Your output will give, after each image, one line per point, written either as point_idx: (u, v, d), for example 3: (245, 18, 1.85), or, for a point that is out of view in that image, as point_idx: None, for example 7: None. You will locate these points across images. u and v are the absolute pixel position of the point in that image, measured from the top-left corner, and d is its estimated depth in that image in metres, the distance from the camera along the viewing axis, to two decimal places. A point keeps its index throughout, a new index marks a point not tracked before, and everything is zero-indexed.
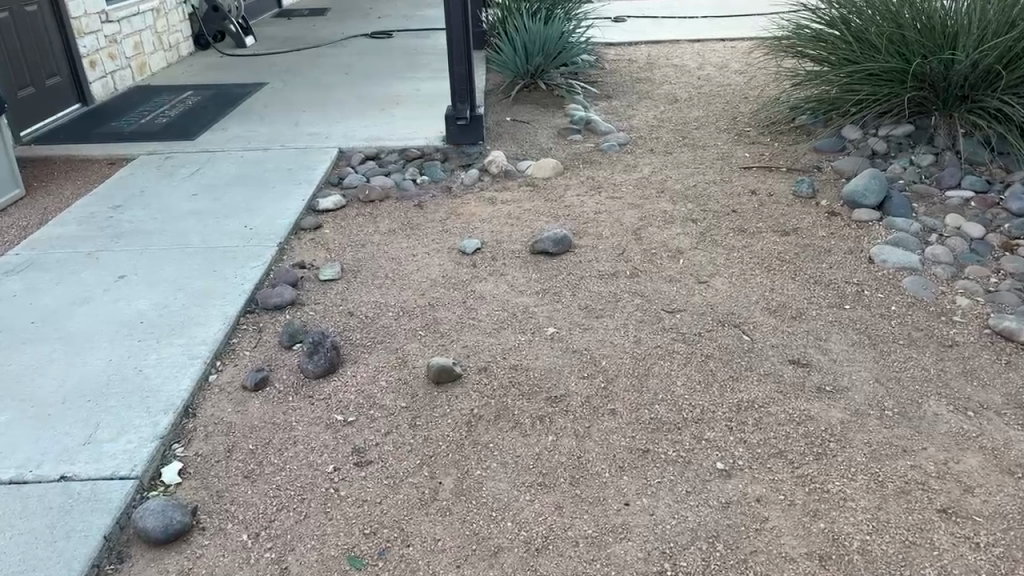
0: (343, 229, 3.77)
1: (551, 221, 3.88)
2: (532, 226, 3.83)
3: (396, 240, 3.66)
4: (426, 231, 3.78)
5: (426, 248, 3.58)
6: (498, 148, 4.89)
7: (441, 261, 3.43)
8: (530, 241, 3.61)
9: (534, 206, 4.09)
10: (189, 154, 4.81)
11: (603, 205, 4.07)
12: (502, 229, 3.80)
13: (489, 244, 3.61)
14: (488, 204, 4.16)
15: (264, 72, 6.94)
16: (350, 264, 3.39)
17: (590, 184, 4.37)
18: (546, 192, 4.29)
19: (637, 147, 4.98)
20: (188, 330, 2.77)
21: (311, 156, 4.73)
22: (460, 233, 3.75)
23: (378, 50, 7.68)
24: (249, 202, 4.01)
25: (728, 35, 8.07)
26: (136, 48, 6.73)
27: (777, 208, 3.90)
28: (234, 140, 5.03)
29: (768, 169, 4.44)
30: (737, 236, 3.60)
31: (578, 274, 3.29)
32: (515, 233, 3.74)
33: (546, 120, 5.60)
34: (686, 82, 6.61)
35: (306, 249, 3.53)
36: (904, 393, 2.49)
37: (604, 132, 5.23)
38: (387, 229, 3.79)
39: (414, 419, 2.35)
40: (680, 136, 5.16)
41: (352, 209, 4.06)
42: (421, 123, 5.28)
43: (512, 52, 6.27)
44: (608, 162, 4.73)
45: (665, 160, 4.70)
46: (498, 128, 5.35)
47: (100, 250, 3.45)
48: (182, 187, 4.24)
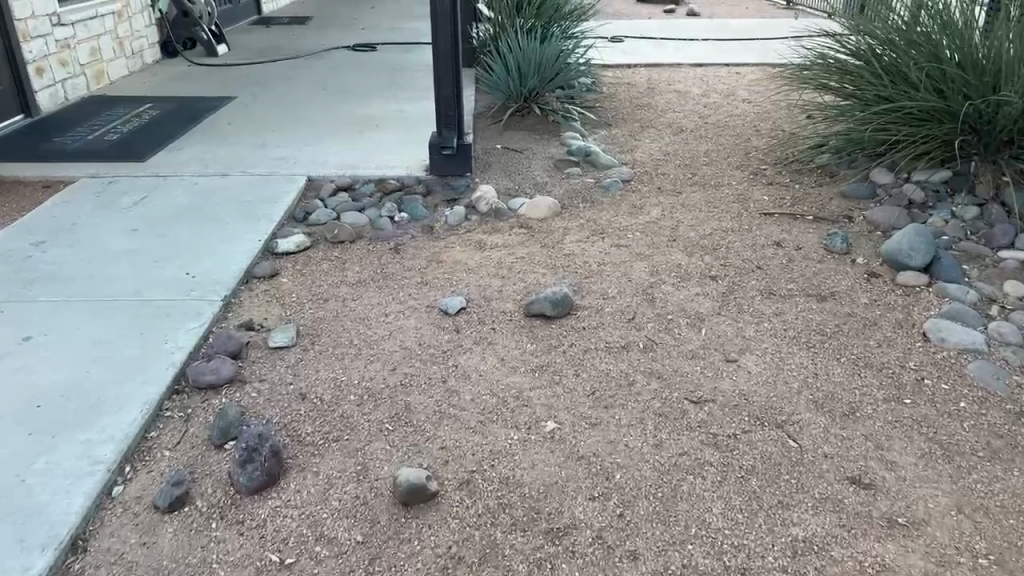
0: (304, 280, 3.20)
1: (547, 275, 3.33)
2: (525, 280, 3.29)
3: (363, 295, 3.09)
4: (401, 284, 3.21)
5: (398, 307, 3.01)
6: (488, 182, 4.35)
7: (417, 324, 2.87)
8: (524, 300, 3.06)
9: (528, 254, 3.55)
10: (136, 179, 4.24)
11: (608, 254, 3.53)
12: (490, 283, 3.25)
13: (475, 301, 3.06)
14: (474, 248, 3.60)
15: (234, 85, 6.37)
16: (308, 326, 2.84)
17: (592, 227, 3.83)
18: (542, 236, 3.75)
19: (643, 183, 4.46)
20: (95, 420, 2.21)
21: (274, 184, 4.17)
22: (441, 287, 3.19)
23: (359, 64, 7.14)
24: (197, 241, 3.44)
25: (732, 60, 7.61)
26: (92, 55, 6.14)
27: (808, 265, 3.39)
28: (190, 164, 4.46)
29: (793, 216, 3.94)
30: (765, 301, 3.08)
31: (582, 345, 2.75)
32: (506, 289, 3.18)
33: (541, 149, 5.08)
34: (691, 110, 6.12)
35: (258, 305, 2.97)
36: (998, 531, 1.96)
37: (605, 166, 4.72)
38: (353, 280, 3.22)
39: (373, 563, 1.80)
40: (690, 172, 4.65)
41: (316, 251, 3.50)
42: (403, 149, 4.73)
43: (503, 72, 5.75)
44: (610, 201, 4.18)
45: (676, 200, 4.19)
46: (488, 157, 4.82)
47: (8, 301, 2.88)
48: (122, 220, 3.67)
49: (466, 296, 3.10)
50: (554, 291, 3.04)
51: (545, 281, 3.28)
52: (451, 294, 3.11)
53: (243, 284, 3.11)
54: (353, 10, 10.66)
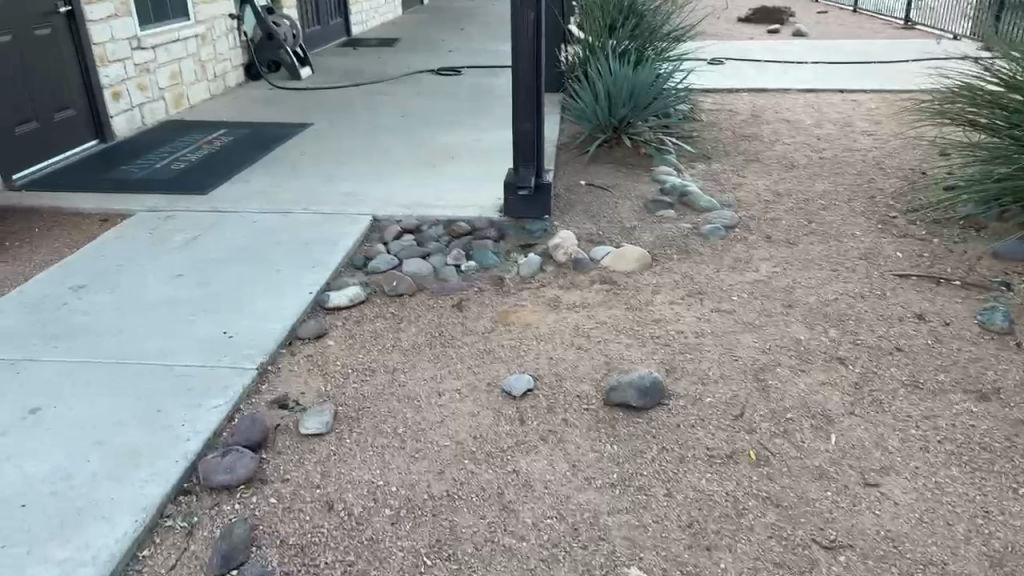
0: (351, 343, 2.79)
1: (633, 347, 2.81)
2: (605, 352, 2.77)
3: (416, 367, 2.64)
4: (461, 353, 2.76)
5: (454, 383, 2.54)
6: (569, 227, 3.87)
7: (477, 408, 2.41)
8: (605, 381, 2.55)
9: (612, 316, 3.02)
10: (193, 214, 3.97)
11: (709, 322, 2.98)
12: (565, 354, 2.74)
13: (546, 381, 2.56)
14: (549, 307, 3.11)
15: (311, 111, 6.13)
16: (349, 405, 2.42)
17: (688, 284, 3.28)
18: (628, 293, 3.22)
19: (748, 230, 3.87)
20: (83, 530, 1.85)
21: (334, 224, 3.81)
22: (507, 358, 2.72)
23: (441, 89, 6.82)
24: (241, 291, 3.10)
25: (847, 85, 6.89)
26: (172, 78, 6.02)
27: (961, 348, 2.77)
28: (251, 197, 4.17)
29: (935, 279, 3.31)
30: (908, 401, 2.48)
31: (677, 450, 2.23)
32: (584, 364, 2.67)
33: (632, 186, 4.58)
34: (802, 142, 5.47)
35: (296, 376, 2.57)
36: None
37: (705, 209, 4.11)
38: (407, 346, 2.79)
39: None
40: (805, 218, 4.03)
41: (370, 306, 3.08)
42: (478, 185, 4.31)
43: (592, 100, 5.28)
44: (709, 251, 3.61)
45: (789, 253, 3.60)
46: (571, 196, 4.35)
47: (28, 360, 2.59)
48: (169, 261, 3.38)
49: (536, 374, 2.61)
50: (643, 373, 2.51)
51: (632, 354, 2.75)
52: (518, 371, 2.63)
53: (283, 347, 2.73)
54: (441, 31, 10.43)
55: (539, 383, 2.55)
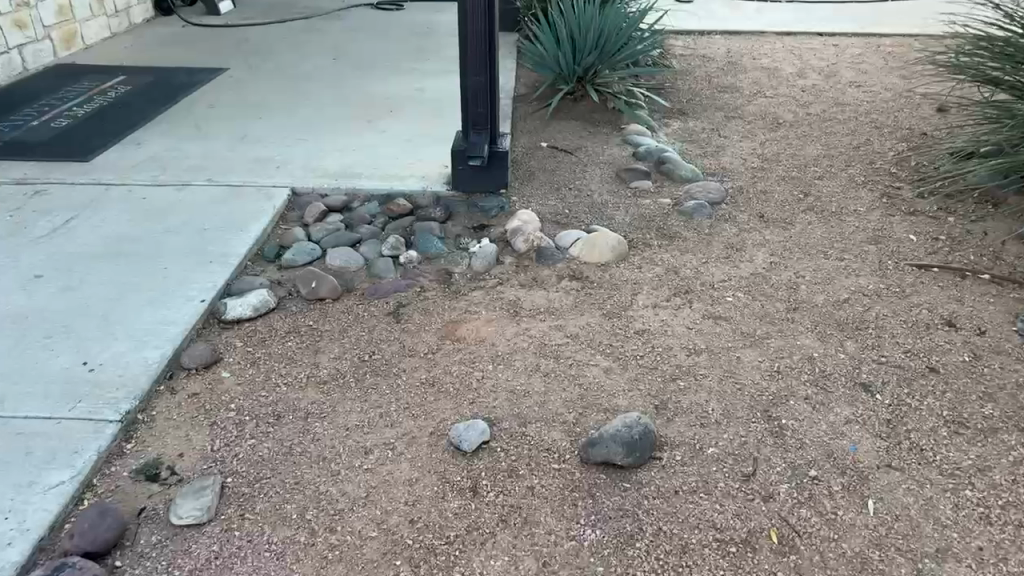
0: (253, 377, 2.18)
1: (613, 371, 2.24)
2: (577, 379, 2.20)
3: (335, 411, 2.05)
4: (394, 385, 2.16)
5: (384, 437, 1.97)
6: (528, 204, 3.26)
7: (417, 474, 1.85)
8: (580, 427, 1.99)
9: (584, 325, 2.46)
10: (69, 189, 3.24)
11: (703, 334, 2.43)
12: (527, 383, 2.18)
13: (503, 428, 2.00)
14: (507, 313, 2.52)
15: (229, 54, 5.30)
16: (245, 475, 1.83)
17: (673, 281, 2.73)
18: (602, 293, 2.65)
19: (736, 206, 3.32)
20: None
21: (243, 201, 3.13)
22: (453, 391, 2.14)
23: (381, 28, 6.02)
24: (115, 300, 2.44)
25: (828, 29, 6.31)
26: (60, 14, 5.12)
27: (1006, 368, 2.28)
28: (143, 166, 3.45)
29: (959, 271, 2.81)
30: (955, 445, 2.00)
31: (679, 533, 1.70)
32: (553, 400, 2.11)
33: (601, 149, 3.97)
34: (786, 94, 4.90)
35: (175, 431, 1.97)
36: None
37: (687, 179, 3.55)
38: (326, 377, 2.19)
39: None
40: (800, 190, 3.49)
41: (282, 317, 2.46)
42: (420, 149, 3.64)
43: (553, 45, 4.59)
44: (695, 236, 3.06)
45: (788, 236, 3.06)
46: (530, 163, 3.73)
47: None
48: (27, 257, 2.69)
49: (489, 416, 2.04)
50: (629, 419, 1.96)
51: (610, 381, 2.20)
52: (468, 412, 2.06)
53: (163, 386, 2.12)
54: None
55: (494, 431, 1.99)
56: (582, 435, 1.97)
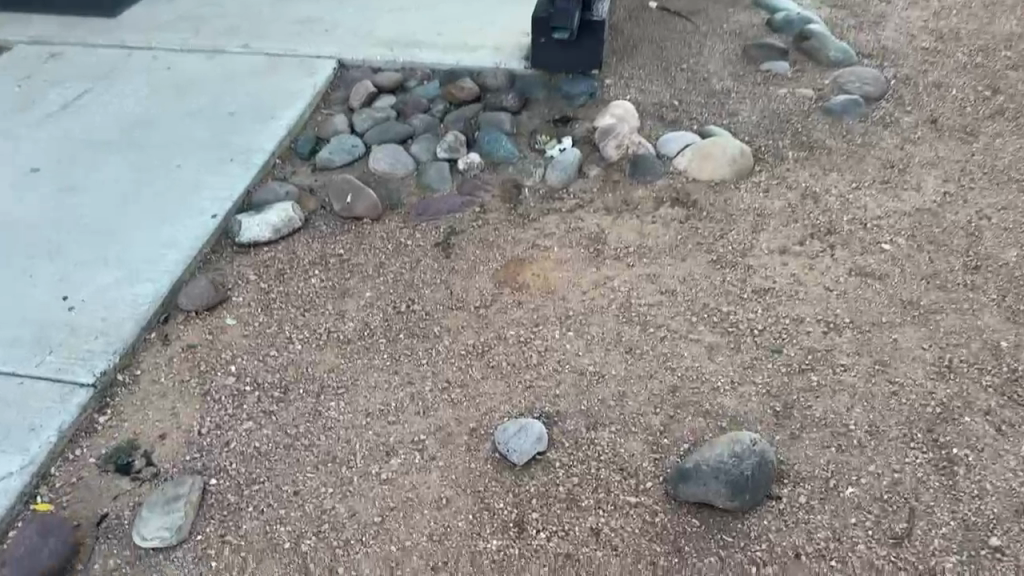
0: (262, 327, 1.76)
1: (717, 352, 1.69)
2: (670, 360, 1.67)
3: (354, 386, 1.61)
4: (432, 354, 1.68)
5: (412, 432, 1.52)
6: (627, 92, 2.60)
7: (451, 493, 1.43)
8: (668, 444, 1.51)
9: (685, 276, 1.89)
10: (86, 52, 2.77)
11: (844, 303, 1.84)
12: (603, 360, 1.67)
13: (567, 432, 1.52)
14: (587, 252, 1.96)
15: None
16: (233, 476, 1.45)
17: (808, 217, 2.10)
18: (713, 227, 2.05)
19: (898, 105, 2.55)
20: None
21: (278, 75, 2.59)
22: (506, 368, 1.65)
23: None
24: (113, 210, 2.03)
25: None
26: None
27: None
28: (172, 24, 2.93)
29: None
30: None
31: None
32: (638, 394, 1.60)
33: (726, 13, 3.16)
34: None
35: (158, 400, 1.59)
36: None
37: (837, 62, 2.76)
38: (350, 334, 1.74)
39: None
40: (986, 85, 2.67)
41: (307, 242, 1.99)
42: (496, 11, 2.96)
43: None
44: (841, 147, 2.36)
45: (969, 154, 2.32)
46: (634, 31, 2.99)
47: None
48: (25, 145, 2.28)
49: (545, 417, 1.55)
50: (727, 447, 1.42)
51: (714, 367, 1.66)
52: (524, 402, 1.58)
53: (153, 334, 1.73)
54: None
55: (554, 434, 1.52)
56: (669, 460, 1.47)
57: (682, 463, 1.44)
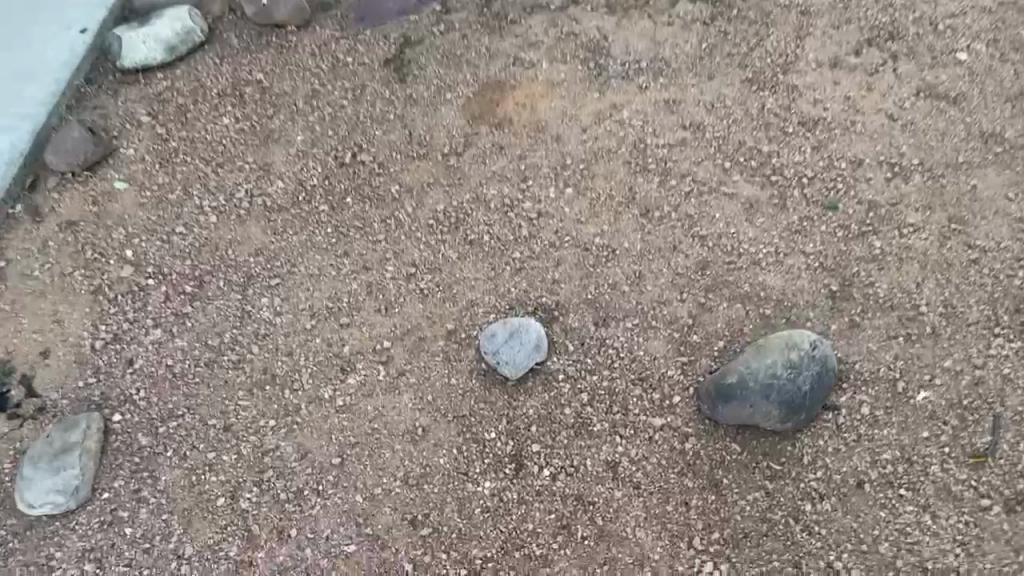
0: (163, 193, 1.33)
1: (754, 211, 1.33)
2: (697, 224, 1.30)
3: (293, 277, 1.24)
4: (390, 227, 1.29)
5: (373, 338, 1.18)
6: None
7: (428, 421, 1.12)
8: (697, 343, 1.20)
9: (711, 102, 1.42)
10: None
11: (911, 137, 1.40)
12: (611, 227, 1.29)
13: (570, 332, 1.20)
14: (586, 69, 1.45)
15: None
16: (143, 409, 1.12)
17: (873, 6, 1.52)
18: (749, 30, 1.50)
19: None
20: None
21: None
22: (489, 245, 1.28)
23: None
24: None
25: None
26: None
27: None
28: None
29: None
30: None
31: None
32: (659, 275, 1.25)
33: None
34: None
35: (33, 302, 1.22)
36: None
37: None
38: (280, 200, 1.32)
39: None
40: None
41: (211, 62, 1.47)
42: None
43: None
44: None
45: None
46: None
47: None
48: None
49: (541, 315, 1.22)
50: (787, 359, 1.09)
51: (754, 234, 1.30)
52: (514, 294, 1.23)
53: (20, 208, 1.33)
54: None
55: (554, 335, 1.19)
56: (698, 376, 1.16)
57: (720, 374, 1.12)
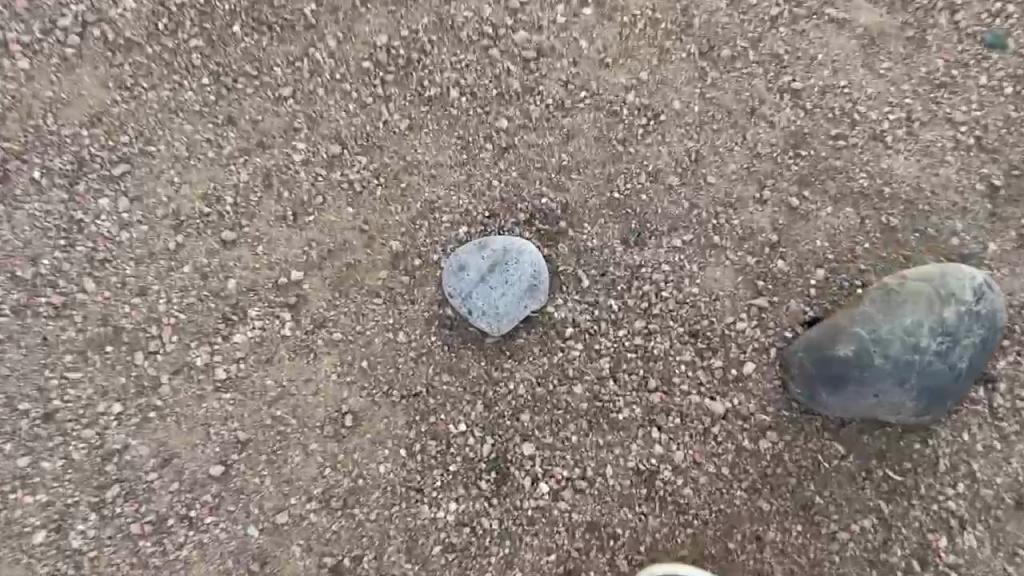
0: None
1: (880, 45, 0.81)
2: (788, 67, 0.81)
3: (148, 164, 0.78)
4: (301, 77, 0.79)
5: (274, 270, 0.76)
6: None
7: (362, 409, 0.74)
8: (784, 277, 0.77)
9: None
10: None
11: None
12: (655, 77, 0.80)
13: (583, 262, 0.77)
14: None
15: None
16: None
17: None
18: None
19: None
20: None
21: None
22: (457, 110, 0.80)
23: None
24: None
25: None
26: None
27: None
28: None
29: None
30: None
31: None
32: (727, 167, 0.79)
33: None
34: None
35: None
36: None
37: None
38: (128, 28, 0.78)
39: None
40: None
41: None
42: None
43: None
44: None
45: None
46: None
47: None
48: None
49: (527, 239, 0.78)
50: (937, 319, 0.67)
51: (877, 88, 0.81)
52: (500, 196, 0.79)
53: None
54: None
55: (557, 263, 0.77)
56: (787, 332, 0.75)
57: (820, 334, 0.71)
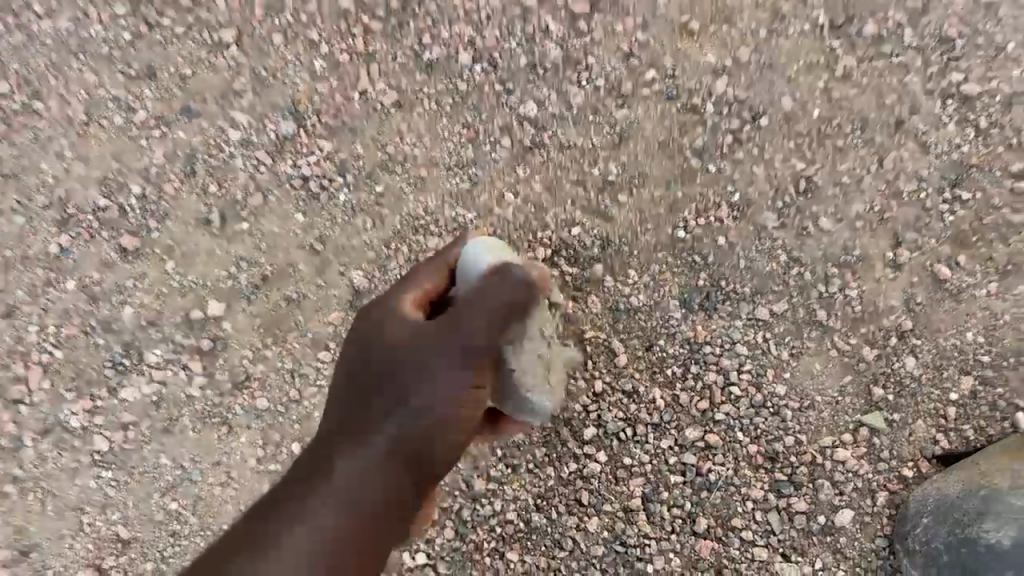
0: None
1: None
2: None
3: (26, 123, 0.57)
4: (252, 23, 0.57)
5: (184, 297, 0.55)
6: None
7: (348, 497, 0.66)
8: (912, 386, 0.53)
9: None
10: None
11: None
12: None
13: (622, 330, 0.54)
14: None
15: None
16: None
17: None
18: None
19: None
20: None
21: None
22: (466, 85, 0.56)
23: None
24: None
25: None
26: None
27: None
28: None
29: None
30: None
31: None
32: (849, 209, 0.55)
33: None
34: None
35: None
36: None
37: None
38: None
39: None
40: None
41: None
42: None
43: None
44: None
45: None
46: None
47: None
48: None
49: None
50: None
51: None
52: (514, 220, 0.55)
53: None
54: None
55: (583, 324, 0.54)
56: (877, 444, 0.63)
57: (957, 497, 0.49)
